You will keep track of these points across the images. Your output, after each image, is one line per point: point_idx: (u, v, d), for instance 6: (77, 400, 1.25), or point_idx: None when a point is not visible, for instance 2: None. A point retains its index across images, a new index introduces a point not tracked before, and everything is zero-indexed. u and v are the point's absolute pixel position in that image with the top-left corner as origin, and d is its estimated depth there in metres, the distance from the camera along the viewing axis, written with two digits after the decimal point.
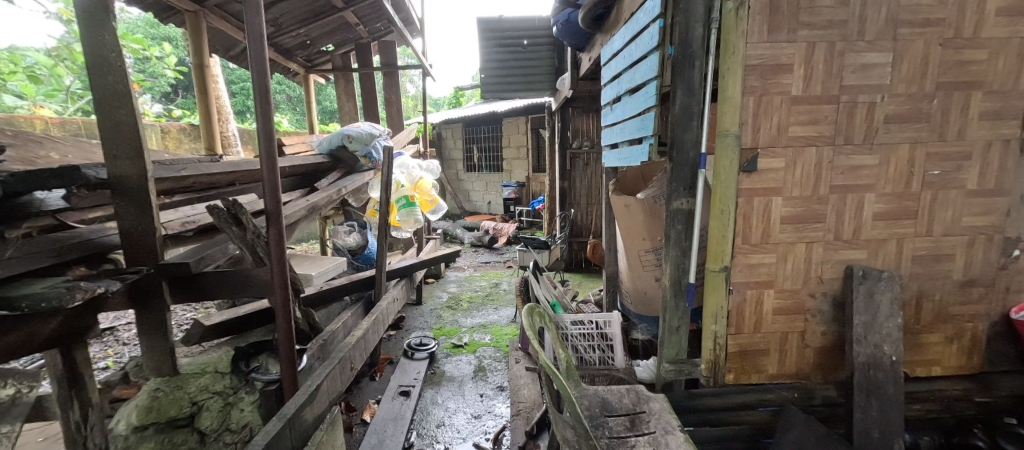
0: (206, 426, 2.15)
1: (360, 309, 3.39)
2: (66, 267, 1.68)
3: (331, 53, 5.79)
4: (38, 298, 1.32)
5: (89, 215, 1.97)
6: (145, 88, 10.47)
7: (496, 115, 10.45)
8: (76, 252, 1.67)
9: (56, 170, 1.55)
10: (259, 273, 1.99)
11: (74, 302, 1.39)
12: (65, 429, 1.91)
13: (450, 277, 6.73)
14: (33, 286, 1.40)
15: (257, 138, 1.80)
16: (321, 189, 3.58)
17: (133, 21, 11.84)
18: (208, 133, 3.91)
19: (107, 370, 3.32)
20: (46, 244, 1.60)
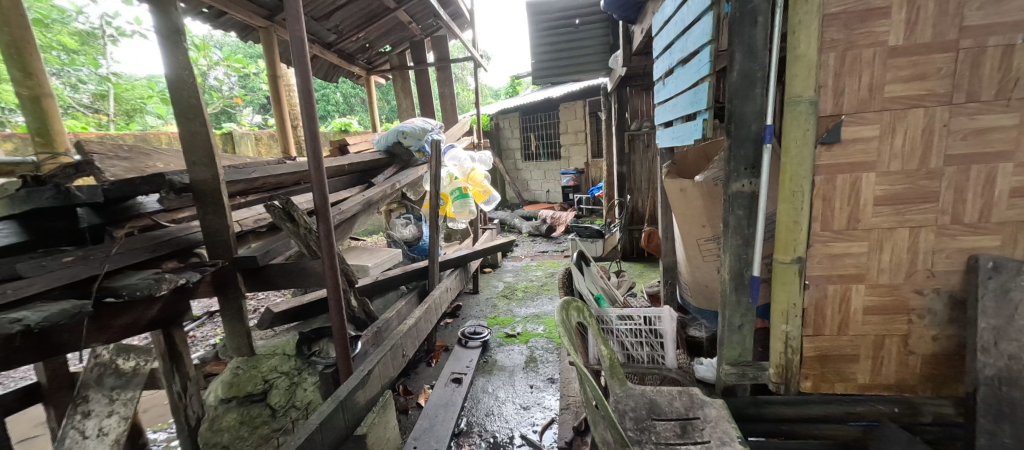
0: (276, 401, 2.59)
1: (415, 297, 3.72)
2: (160, 261, 2.00)
3: (388, 53, 6.02)
4: (134, 287, 1.68)
5: (177, 216, 2.33)
6: (247, 102, 11.91)
7: (554, 101, 10.24)
8: (167, 248, 2.01)
9: (145, 178, 1.90)
10: (313, 265, 2.27)
11: (161, 291, 1.74)
12: (173, 401, 2.32)
13: (506, 267, 6.81)
14: (131, 277, 1.76)
15: (303, 139, 1.91)
16: (376, 185, 3.73)
17: (234, 43, 13.51)
18: (281, 136, 4.33)
19: (209, 348, 3.77)
20: (143, 241, 1.95)
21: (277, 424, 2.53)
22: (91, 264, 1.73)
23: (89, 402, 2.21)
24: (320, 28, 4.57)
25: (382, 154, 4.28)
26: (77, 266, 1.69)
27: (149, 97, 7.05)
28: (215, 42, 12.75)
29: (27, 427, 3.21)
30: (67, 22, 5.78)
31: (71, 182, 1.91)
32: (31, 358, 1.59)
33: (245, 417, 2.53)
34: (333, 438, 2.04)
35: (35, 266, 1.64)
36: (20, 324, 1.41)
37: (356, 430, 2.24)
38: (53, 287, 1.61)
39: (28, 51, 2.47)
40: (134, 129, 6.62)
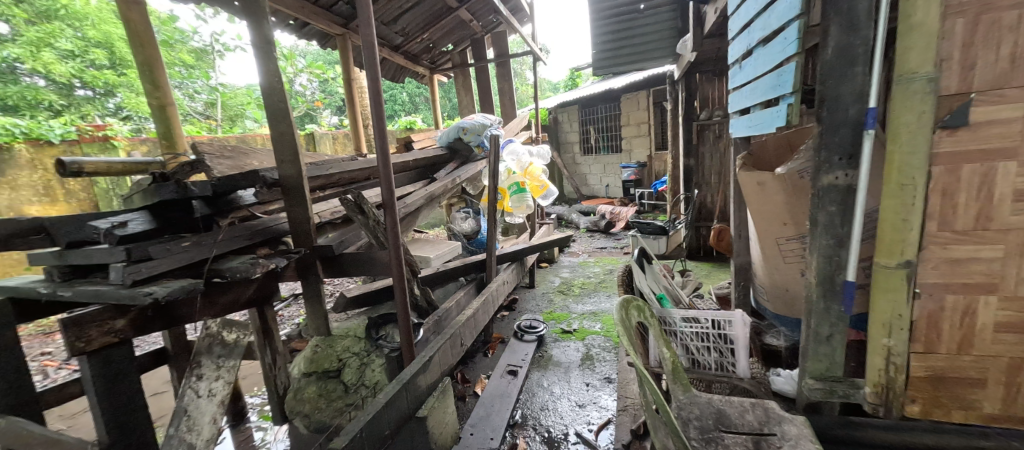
0: (349, 379, 2.77)
1: (474, 288, 3.83)
2: (255, 247, 2.33)
3: (450, 52, 6.15)
4: (233, 270, 1.97)
5: (269, 208, 2.62)
6: (325, 105, 12.88)
7: (615, 92, 9.94)
8: (260, 236, 2.33)
9: (243, 175, 2.17)
10: (380, 255, 2.57)
11: (255, 273, 2.01)
12: (265, 371, 2.71)
13: (564, 262, 6.75)
14: (233, 261, 2.06)
15: (374, 136, 2.08)
16: (439, 179, 3.82)
17: (314, 51, 14.69)
18: (355, 136, 4.58)
19: (295, 327, 4.13)
20: (243, 230, 2.26)
21: (351, 399, 2.72)
22: (203, 248, 2.01)
23: (201, 366, 2.39)
24: (388, 32, 4.76)
25: (443, 150, 4.37)
26: (193, 250, 1.97)
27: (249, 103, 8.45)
28: (300, 51, 13.94)
29: (155, 384, 3.75)
30: (186, 41, 7.38)
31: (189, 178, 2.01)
32: (160, 325, 2.00)
33: (323, 392, 2.77)
34: (396, 418, 2.20)
35: (164, 249, 1.87)
36: (151, 296, 1.68)
37: (417, 412, 2.41)
38: (175, 267, 1.88)
39: (156, 68, 2.79)
40: (234, 131, 7.76)
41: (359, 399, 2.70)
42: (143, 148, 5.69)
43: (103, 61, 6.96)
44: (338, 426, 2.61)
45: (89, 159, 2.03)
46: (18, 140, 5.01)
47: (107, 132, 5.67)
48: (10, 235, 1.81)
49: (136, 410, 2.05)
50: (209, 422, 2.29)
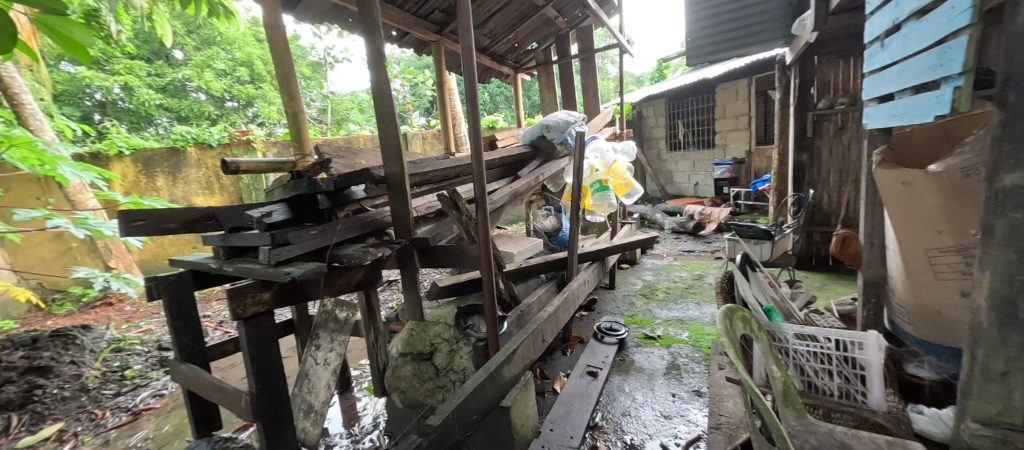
0: (440, 362, 3.11)
1: (554, 286, 3.86)
2: (364, 237, 2.61)
3: (535, 50, 6.17)
4: (350, 258, 2.24)
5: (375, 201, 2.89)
6: (415, 106, 13.75)
7: (710, 83, 9.28)
8: (368, 227, 2.58)
9: (358, 174, 2.40)
10: (471, 249, 2.75)
11: (367, 261, 2.27)
12: (368, 345, 3.16)
13: (646, 264, 6.48)
14: (349, 249, 2.36)
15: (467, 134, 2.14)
16: (522, 177, 3.86)
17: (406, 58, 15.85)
18: (445, 134, 4.82)
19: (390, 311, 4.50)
20: (355, 222, 2.51)
21: (441, 381, 3.06)
22: (326, 237, 2.27)
23: (319, 338, 2.99)
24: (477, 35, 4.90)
25: (527, 146, 4.41)
26: (317, 237, 2.23)
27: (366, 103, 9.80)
28: (394, 58, 14.93)
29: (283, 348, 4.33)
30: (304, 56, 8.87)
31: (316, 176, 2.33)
32: (291, 300, 2.31)
33: (417, 371, 3.13)
34: (481, 406, 2.30)
35: (298, 235, 2.16)
36: (290, 275, 1.97)
37: (501, 401, 2.49)
38: (304, 252, 2.16)
39: (288, 80, 3.19)
40: (341, 131, 8.67)
41: (449, 382, 3.03)
42: (274, 148, 6.87)
43: (245, 77, 8.92)
44: (431, 406, 2.98)
45: (244, 159, 2.33)
46: (189, 144, 6.46)
47: (249, 136, 6.86)
48: (193, 221, 2.18)
49: (278, 370, 2.36)
50: (325, 386, 2.90)
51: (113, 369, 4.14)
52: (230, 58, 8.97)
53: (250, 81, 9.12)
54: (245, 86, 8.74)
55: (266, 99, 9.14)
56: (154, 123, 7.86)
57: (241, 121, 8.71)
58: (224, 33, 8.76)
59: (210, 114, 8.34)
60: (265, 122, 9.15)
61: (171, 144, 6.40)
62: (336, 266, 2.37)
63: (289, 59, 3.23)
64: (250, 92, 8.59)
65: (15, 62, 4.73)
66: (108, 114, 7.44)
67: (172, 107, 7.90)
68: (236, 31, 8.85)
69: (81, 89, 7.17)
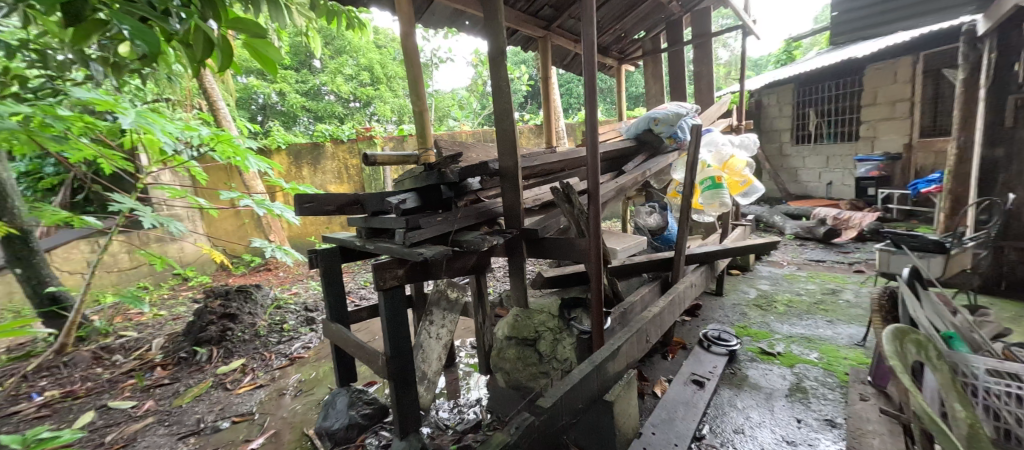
0: (544, 350, 3.15)
1: (657, 287, 3.73)
2: (479, 225, 2.80)
3: (641, 39, 5.92)
4: (470, 244, 2.44)
5: (489, 192, 3.08)
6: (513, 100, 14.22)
7: (860, 62, 7.93)
8: (482, 216, 2.77)
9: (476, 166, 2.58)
10: (579, 242, 2.80)
11: (484, 247, 2.44)
12: (478, 326, 3.52)
13: (762, 272, 5.86)
14: (468, 235, 2.56)
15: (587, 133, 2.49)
16: (628, 172, 3.75)
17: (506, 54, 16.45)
18: (548, 128, 4.88)
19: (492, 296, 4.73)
20: (471, 211, 2.71)
21: (545, 368, 3.12)
22: (449, 223, 2.49)
23: (432, 314, 3.27)
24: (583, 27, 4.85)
25: (632, 139, 4.27)
26: (442, 224, 2.46)
27: (470, 97, 10.80)
28: None
29: None
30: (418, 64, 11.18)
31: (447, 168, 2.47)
32: (417, 278, 2.60)
33: (522, 356, 3.19)
34: (587, 396, 2.31)
35: (428, 220, 2.42)
36: (423, 255, 2.22)
37: (604, 396, 2.47)
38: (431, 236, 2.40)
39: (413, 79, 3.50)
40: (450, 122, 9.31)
41: (553, 370, 3.09)
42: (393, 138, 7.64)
43: (366, 79, 10.65)
44: (537, 391, 3.08)
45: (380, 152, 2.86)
46: (326, 139, 7.47)
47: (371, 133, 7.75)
48: (344, 205, 2.56)
49: (405, 340, 2.65)
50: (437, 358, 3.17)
51: (276, 322, 5.00)
52: (356, 64, 10.76)
53: (370, 83, 10.81)
54: (365, 88, 10.51)
55: (383, 99, 10.70)
56: (298, 122, 10.28)
57: (363, 119, 10.71)
58: (350, 42, 10.60)
59: (338, 114, 10.28)
60: (380, 119, 10.82)
61: (314, 140, 7.48)
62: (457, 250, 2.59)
63: (419, 61, 3.61)
64: (368, 93, 10.29)
65: (214, 77, 6.25)
66: (269, 115, 10.05)
67: (310, 109, 10.27)
68: (359, 38, 10.62)
69: (251, 96, 9.64)
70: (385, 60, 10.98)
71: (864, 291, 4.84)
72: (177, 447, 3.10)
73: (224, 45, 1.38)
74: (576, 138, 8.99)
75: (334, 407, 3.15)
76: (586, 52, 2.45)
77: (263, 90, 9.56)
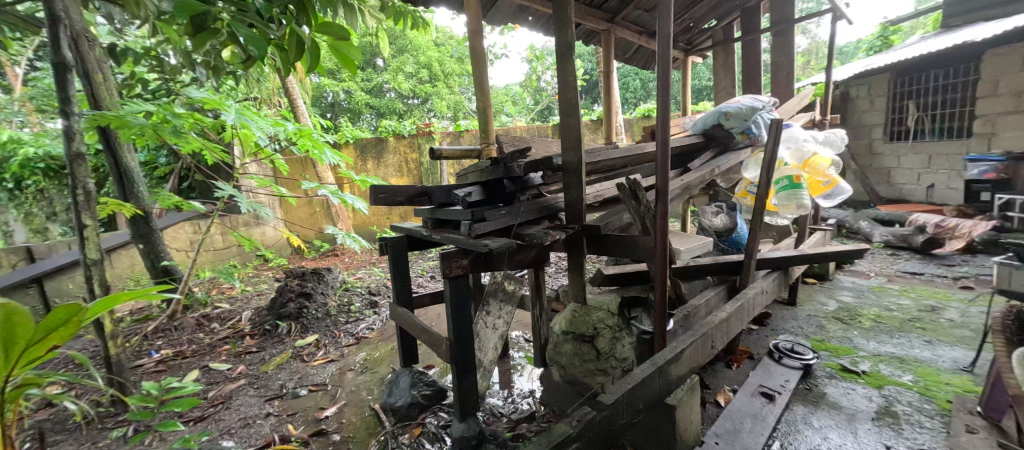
0: (603, 347, 3.10)
1: (723, 292, 3.56)
2: (541, 220, 2.82)
3: (712, 28, 5.60)
4: (532, 237, 2.46)
5: (550, 187, 3.08)
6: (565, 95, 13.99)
7: (983, 46, 6.93)
8: (544, 211, 2.79)
9: (540, 160, 2.60)
10: (644, 240, 2.72)
11: (547, 241, 2.45)
12: (534, 320, 3.56)
13: (844, 281, 5.35)
14: (531, 229, 2.58)
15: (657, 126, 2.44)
16: (695, 169, 3.58)
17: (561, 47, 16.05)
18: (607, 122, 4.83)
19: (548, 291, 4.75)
20: (534, 205, 2.73)
21: (603, 365, 3.08)
22: (512, 216, 2.53)
23: (490, 305, 3.31)
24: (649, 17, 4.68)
25: (699, 135, 4.07)
26: (506, 217, 2.50)
27: (523, 93, 11.02)
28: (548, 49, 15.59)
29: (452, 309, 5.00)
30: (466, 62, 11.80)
31: (515, 162, 2.48)
32: (479, 268, 2.66)
33: (579, 351, 3.16)
34: (648, 396, 2.25)
35: (493, 213, 2.47)
36: (488, 247, 2.27)
37: (665, 399, 2.39)
38: (495, 229, 2.45)
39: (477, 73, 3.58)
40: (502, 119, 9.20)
41: (611, 369, 3.04)
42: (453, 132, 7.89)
43: (425, 77, 11.38)
44: (594, 388, 3.05)
45: (447, 149, 3.13)
46: (389, 134, 7.85)
47: (430, 128, 8.04)
48: (412, 197, 2.69)
49: (465, 327, 2.74)
50: (492, 347, 3.24)
51: (343, 303, 5.36)
52: (416, 62, 11.52)
53: (429, 81, 11.54)
54: (424, 85, 11.28)
55: (440, 95, 11.45)
56: (362, 118, 11.14)
57: (421, 115, 11.46)
58: (412, 41, 11.32)
59: (398, 110, 11.13)
60: (437, 115, 11.64)
61: (378, 135, 7.89)
62: (519, 243, 2.62)
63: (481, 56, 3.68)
64: (427, 91, 11.11)
65: (294, 76, 6.82)
66: (333, 112, 11.06)
67: (372, 107, 11.16)
68: (419, 37, 11.33)
69: (322, 95, 10.73)
70: (443, 58, 11.67)
71: (971, 309, 4.26)
72: (265, 408, 3.43)
73: (311, 47, 1.91)
74: (634, 134, 8.73)
75: (396, 385, 3.35)
76: (661, 45, 2.36)
77: (332, 88, 10.38)
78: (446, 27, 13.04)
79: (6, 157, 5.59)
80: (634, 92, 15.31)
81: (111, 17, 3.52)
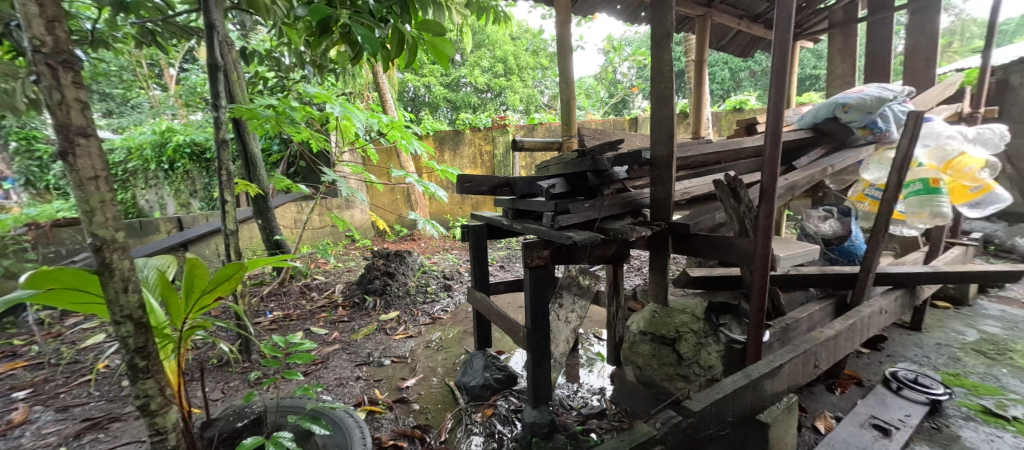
0: (684, 351, 2.90)
1: (830, 307, 3.18)
2: (625, 216, 2.73)
3: (828, 9, 4.97)
4: (617, 231, 2.39)
5: (636, 183, 2.97)
6: (643, 88, 13.36)
7: None
8: (629, 206, 2.70)
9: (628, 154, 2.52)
10: (740, 243, 2.53)
11: (633, 237, 2.37)
12: (609, 317, 3.51)
13: (986, 307, 4.51)
14: (616, 224, 2.51)
15: (768, 117, 2.27)
16: (802, 168, 3.22)
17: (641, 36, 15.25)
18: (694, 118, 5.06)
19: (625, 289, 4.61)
20: (618, 200, 2.66)
21: (683, 370, 2.86)
22: (596, 210, 2.49)
23: (563, 297, 3.29)
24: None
25: (808, 130, 3.63)
26: (590, 210, 2.47)
27: (596, 86, 10.75)
28: (627, 40, 14.95)
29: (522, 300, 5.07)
30: None
31: (603, 154, 2.43)
32: (558, 260, 2.66)
33: (657, 353, 2.99)
34: (738, 410, 2.09)
35: (577, 205, 2.45)
36: (571, 239, 2.25)
37: (757, 415, 2.20)
38: (579, 221, 2.42)
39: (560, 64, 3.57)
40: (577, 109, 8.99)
41: (693, 375, 2.81)
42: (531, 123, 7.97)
43: (499, 71, 11.60)
44: (671, 393, 2.86)
45: (527, 140, 3.22)
46: (466, 127, 8.14)
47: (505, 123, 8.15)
48: (495, 186, 2.75)
49: (542, 317, 2.76)
50: (564, 340, 3.22)
51: (421, 285, 5.69)
52: (492, 56, 11.76)
53: (503, 75, 11.76)
54: (498, 79, 11.55)
55: (513, 89, 11.69)
56: (440, 111, 11.64)
57: (494, 108, 11.71)
58: (489, 36, 11.51)
59: (473, 104, 11.51)
60: (509, 107, 11.85)
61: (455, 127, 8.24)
62: (602, 237, 2.57)
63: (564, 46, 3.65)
64: (501, 84, 11.31)
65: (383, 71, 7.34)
66: (411, 105, 11.66)
67: (449, 100, 11.58)
68: (497, 32, 11.52)
69: (405, 89, 11.35)
70: (518, 52, 11.79)
71: None
72: (356, 371, 3.77)
73: (410, 43, 2.19)
74: (722, 129, 8.05)
75: (470, 366, 3.48)
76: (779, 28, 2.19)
77: (414, 84, 10.94)
78: (522, 20, 13.13)
79: (163, 143, 6.69)
80: (721, 84, 14.16)
81: (244, 24, 4.04)
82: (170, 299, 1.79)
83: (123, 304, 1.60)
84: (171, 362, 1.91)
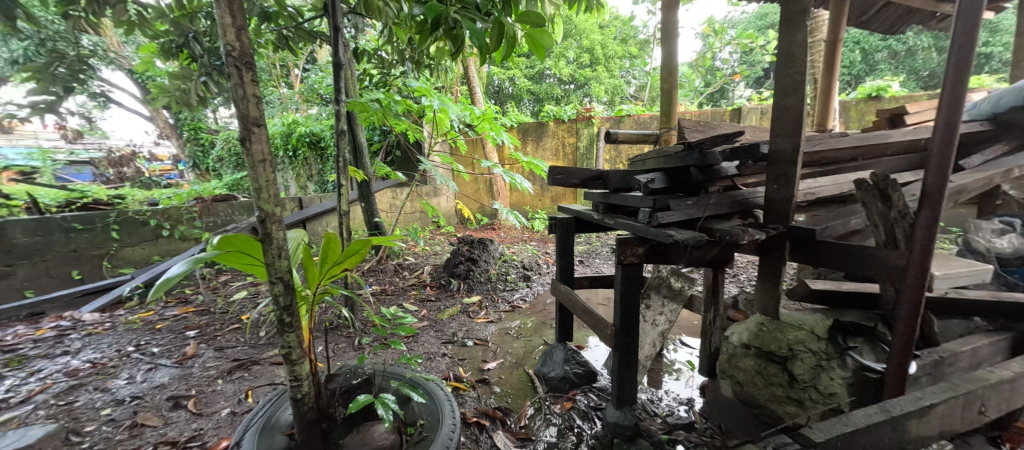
0: (798, 373, 2.53)
1: (1001, 342, 2.58)
2: (733, 216, 2.49)
3: None
4: (725, 232, 2.19)
5: (748, 180, 2.68)
6: (746, 76, 12.03)
7: None
8: (738, 206, 2.45)
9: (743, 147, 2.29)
10: (885, 254, 2.20)
11: (743, 240, 2.14)
12: (705, 325, 3.26)
13: None
14: (723, 224, 2.30)
15: (939, 108, 1.98)
16: (972, 169, 2.65)
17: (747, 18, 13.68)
18: (819, 109, 4.40)
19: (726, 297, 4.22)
20: (726, 198, 2.43)
21: (797, 396, 2.51)
22: (700, 208, 2.30)
23: (652, 299, 3.13)
24: None
25: (982, 123, 2.94)
26: (693, 207, 2.29)
27: (691, 74, 9.76)
28: (731, 23, 13.52)
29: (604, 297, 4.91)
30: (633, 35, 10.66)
31: (715, 146, 2.23)
32: (653, 259, 2.52)
33: (763, 370, 2.67)
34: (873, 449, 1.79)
35: (678, 202, 2.29)
36: (671, 238, 2.12)
37: None
38: (680, 219, 2.27)
39: None
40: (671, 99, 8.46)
41: (810, 403, 2.45)
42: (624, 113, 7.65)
43: (586, 62, 11.31)
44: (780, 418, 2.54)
45: (622, 132, 3.08)
46: (550, 119, 8.08)
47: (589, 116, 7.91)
48: (587, 179, 2.69)
49: (631, 317, 2.64)
50: (650, 343, 3.05)
51: (503, 273, 5.80)
52: (579, 46, 11.48)
53: (589, 65, 11.45)
54: (584, 70, 11.26)
55: (598, 80, 11.36)
56: (522, 104, 11.70)
57: (577, 100, 11.43)
58: (578, 25, 11.23)
59: (556, 95, 11.38)
60: (593, 99, 11.50)
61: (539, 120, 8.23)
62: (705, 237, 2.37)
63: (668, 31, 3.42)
64: (586, 75, 11.01)
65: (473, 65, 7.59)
66: (495, 98, 11.85)
67: (533, 93, 11.56)
68: (586, 21, 11.19)
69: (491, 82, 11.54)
70: (606, 41, 11.35)
71: None
72: (443, 349, 3.98)
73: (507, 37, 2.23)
74: (850, 121, 6.89)
75: (551, 358, 3.49)
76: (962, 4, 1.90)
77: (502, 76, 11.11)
78: (612, 7, 12.58)
79: (290, 133, 7.68)
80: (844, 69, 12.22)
81: (357, 26, 4.41)
82: (309, 268, 2.06)
83: (278, 267, 1.88)
84: (307, 320, 2.19)
